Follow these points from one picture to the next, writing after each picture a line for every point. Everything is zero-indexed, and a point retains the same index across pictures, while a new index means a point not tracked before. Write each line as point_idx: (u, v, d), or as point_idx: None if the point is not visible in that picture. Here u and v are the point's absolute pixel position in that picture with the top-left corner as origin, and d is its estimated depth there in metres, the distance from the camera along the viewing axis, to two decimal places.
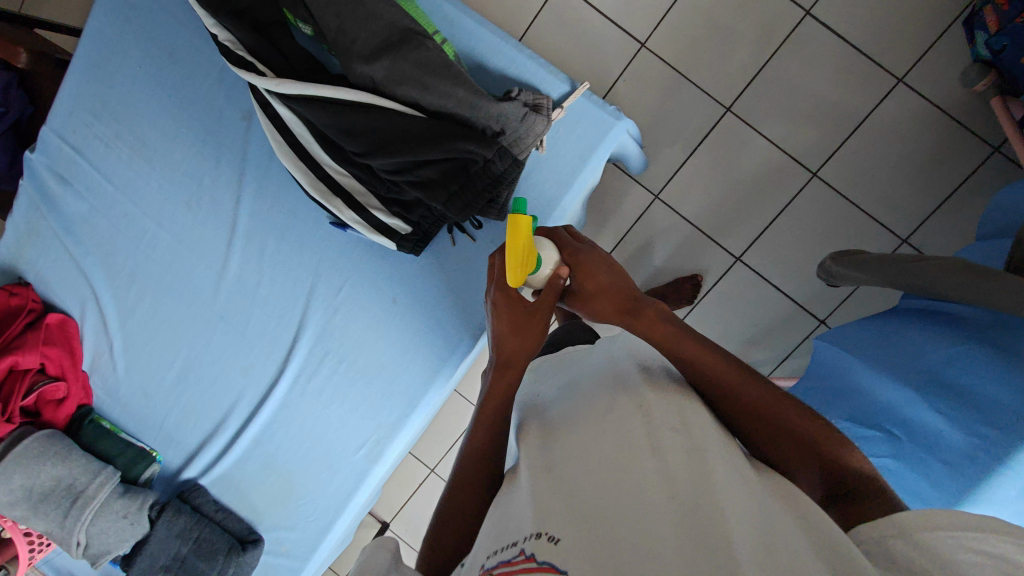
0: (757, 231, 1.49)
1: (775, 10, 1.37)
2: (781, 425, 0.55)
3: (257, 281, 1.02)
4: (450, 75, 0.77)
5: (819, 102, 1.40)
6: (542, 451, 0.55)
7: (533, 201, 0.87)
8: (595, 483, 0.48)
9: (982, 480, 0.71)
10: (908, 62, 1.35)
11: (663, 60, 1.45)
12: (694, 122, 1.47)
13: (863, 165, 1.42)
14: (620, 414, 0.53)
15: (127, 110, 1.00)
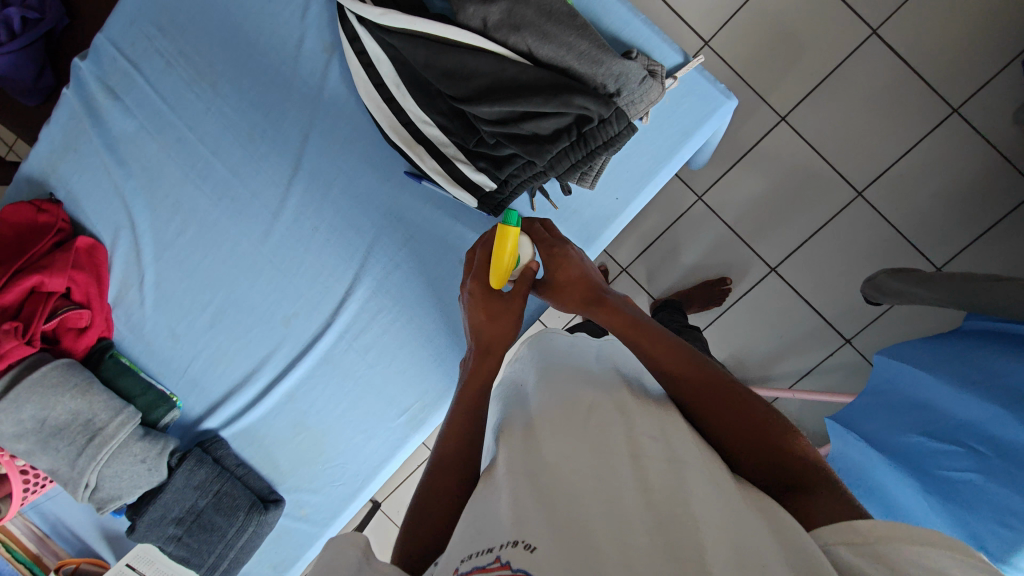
0: (795, 244, 1.46)
1: (844, 22, 1.34)
2: (730, 411, 0.55)
3: (315, 226, 0.96)
4: (573, 25, 0.74)
5: (877, 121, 1.38)
6: (516, 447, 0.53)
7: (627, 172, 0.85)
8: (567, 486, 0.47)
9: None
10: (967, 92, 1.33)
11: (726, 58, 1.41)
12: (748, 125, 1.43)
13: (910, 189, 1.39)
14: (600, 417, 0.52)
15: (196, 27, 0.93)
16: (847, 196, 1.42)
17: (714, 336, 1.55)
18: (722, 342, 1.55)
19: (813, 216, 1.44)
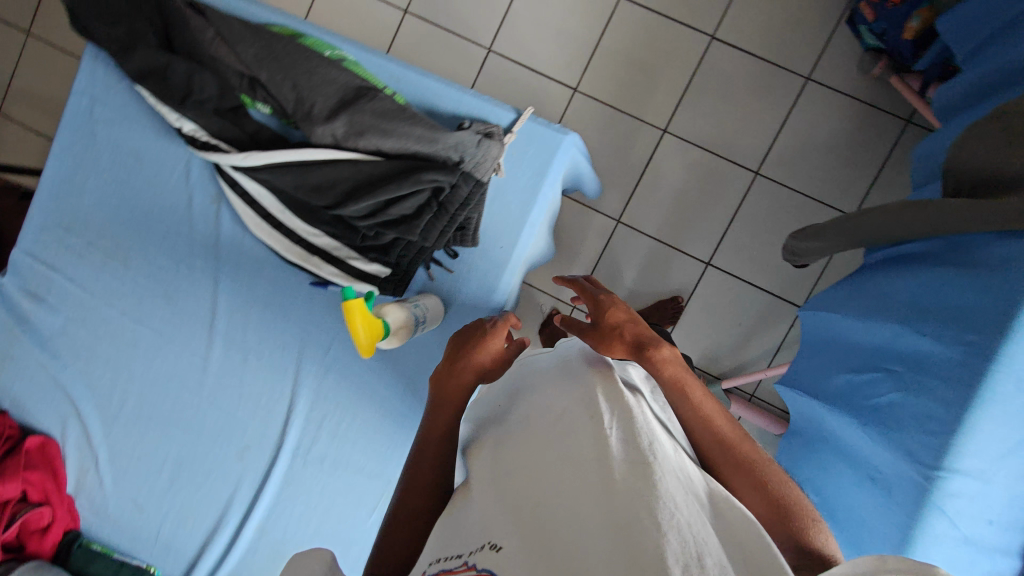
0: (718, 236, 1.54)
1: (684, 39, 1.50)
2: (757, 484, 0.59)
3: (244, 357, 1.01)
4: (404, 116, 0.84)
5: (745, 109, 1.51)
6: (490, 464, 0.60)
7: (501, 223, 0.93)
8: (534, 494, 0.53)
9: (981, 388, 0.66)
10: (811, 62, 1.47)
11: (597, 97, 1.56)
12: (637, 146, 1.55)
13: (798, 156, 1.50)
14: (573, 430, 0.57)
15: (97, 217, 1.03)
16: (746, 179, 1.52)
17: (679, 342, 1.58)
18: (686, 346, 1.58)
19: (722, 206, 1.53)
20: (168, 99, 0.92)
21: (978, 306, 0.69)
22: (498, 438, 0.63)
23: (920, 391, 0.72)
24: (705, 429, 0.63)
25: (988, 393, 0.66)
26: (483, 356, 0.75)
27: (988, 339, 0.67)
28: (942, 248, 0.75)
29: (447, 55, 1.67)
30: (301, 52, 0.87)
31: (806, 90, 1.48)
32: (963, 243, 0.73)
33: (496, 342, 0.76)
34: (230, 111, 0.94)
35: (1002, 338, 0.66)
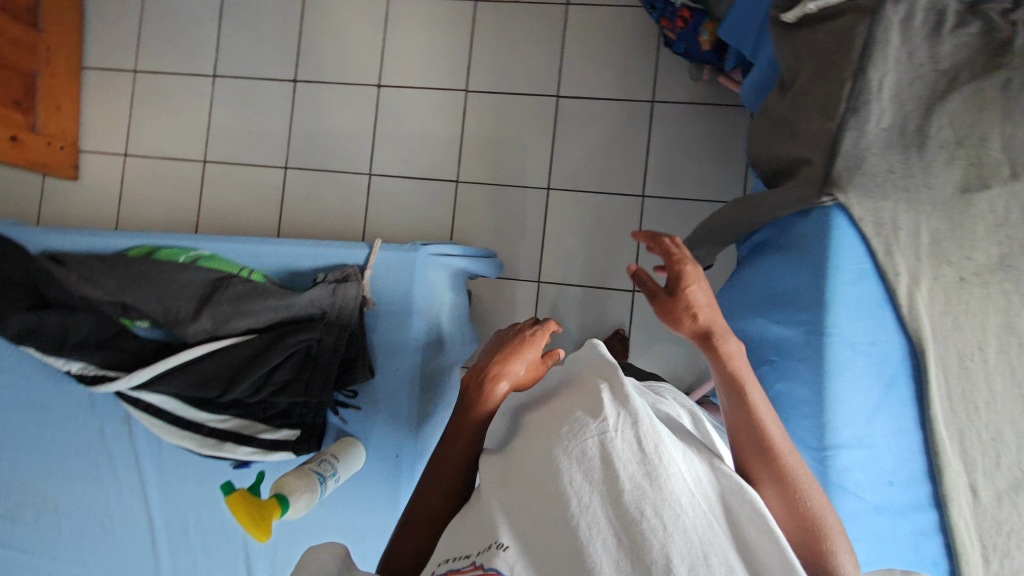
0: (638, 256, 1.46)
1: (530, 86, 1.49)
2: (795, 509, 0.53)
3: (192, 562, 1.01)
4: (262, 293, 0.92)
5: (614, 127, 1.46)
6: (506, 458, 0.56)
7: (389, 347, 0.98)
8: (546, 487, 0.49)
9: (828, 360, 0.67)
10: (655, 64, 1.46)
11: (469, 167, 1.51)
12: (525, 200, 1.49)
13: (683, 153, 1.45)
14: (572, 426, 0.53)
15: (21, 476, 1.05)
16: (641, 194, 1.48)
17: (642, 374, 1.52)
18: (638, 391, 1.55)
19: (631, 233, 1.46)
20: (49, 350, 0.97)
21: (804, 284, 0.70)
22: (534, 428, 0.58)
23: (789, 377, 0.70)
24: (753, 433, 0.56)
25: (834, 363, 0.66)
26: (517, 367, 0.62)
27: (817, 314, 0.68)
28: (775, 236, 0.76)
29: (305, 179, 1.55)
30: (157, 269, 0.94)
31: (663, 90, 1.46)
32: (787, 226, 0.75)
33: (531, 352, 0.64)
34: (110, 339, 0.99)
35: (828, 310, 0.67)
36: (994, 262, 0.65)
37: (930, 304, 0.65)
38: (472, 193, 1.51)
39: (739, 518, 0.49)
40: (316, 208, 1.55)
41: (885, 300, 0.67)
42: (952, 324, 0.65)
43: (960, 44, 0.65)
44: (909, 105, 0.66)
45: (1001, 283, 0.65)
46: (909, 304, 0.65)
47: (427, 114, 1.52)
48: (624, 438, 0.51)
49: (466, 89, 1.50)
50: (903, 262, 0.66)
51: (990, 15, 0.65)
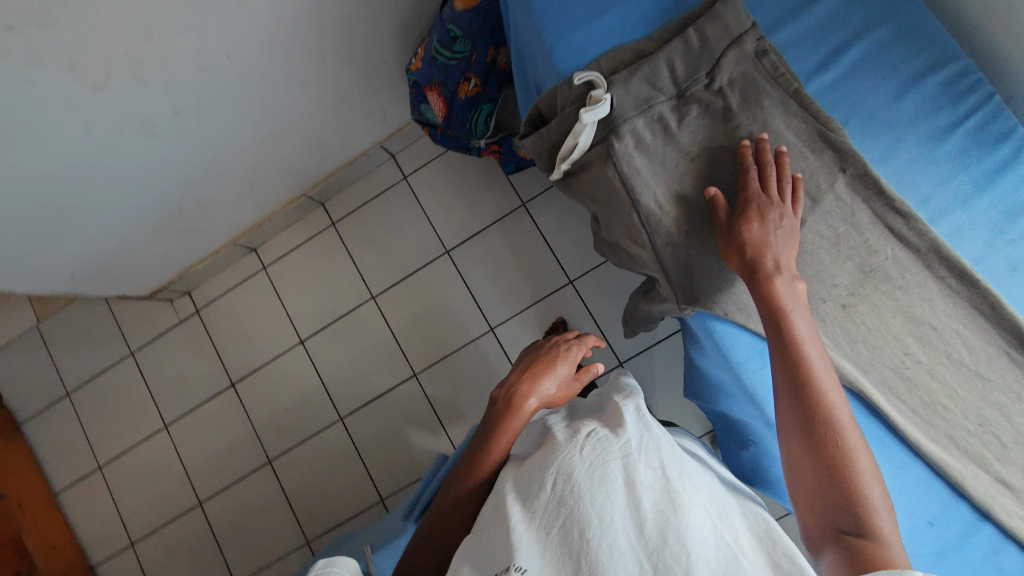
0: (606, 345, 1.42)
1: (423, 265, 1.54)
2: (837, 472, 0.53)
3: None
4: None
5: (512, 253, 1.50)
6: (525, 484, 0.57)
7: None
8: (568, 514, 0.51)
9: None
10: (511, 186, 1.54)
11: (416, 363, 1.49)
12: (479, 359, 1.47)
13: (580, 238, 1.48)
14: (601, 450, 0.56)
15: None
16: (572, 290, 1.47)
17: None
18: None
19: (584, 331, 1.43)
20: None
21: None
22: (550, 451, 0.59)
23: None
24: (805, 378, 0.57)
25: None
26: (547, 383, 0.74)
27: None
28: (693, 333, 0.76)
29: (285, 463, 1.50)
30: None
31: (530, 201, 1.52)
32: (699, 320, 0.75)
33: (561, 368, 0.76)
34: None
35: None
36: (855, 267, 0.66)
37: (833, 343, 0.65)
38: (431, 382, 1.48)
39: (771, 549, 0.50)
40: (303, 487, 1.47)
41: None
42: (864, 346, 0.65)
43: (693, 133, 0.69)
44: (689, 204, 0.70)
45: (876, 283, 0.65)
46: None
47: (353, 342, 1.53)
48: (644, 469, 0.54)
49: (374, 298, 1.54)
50: None
51: (700, 96, 0.69)
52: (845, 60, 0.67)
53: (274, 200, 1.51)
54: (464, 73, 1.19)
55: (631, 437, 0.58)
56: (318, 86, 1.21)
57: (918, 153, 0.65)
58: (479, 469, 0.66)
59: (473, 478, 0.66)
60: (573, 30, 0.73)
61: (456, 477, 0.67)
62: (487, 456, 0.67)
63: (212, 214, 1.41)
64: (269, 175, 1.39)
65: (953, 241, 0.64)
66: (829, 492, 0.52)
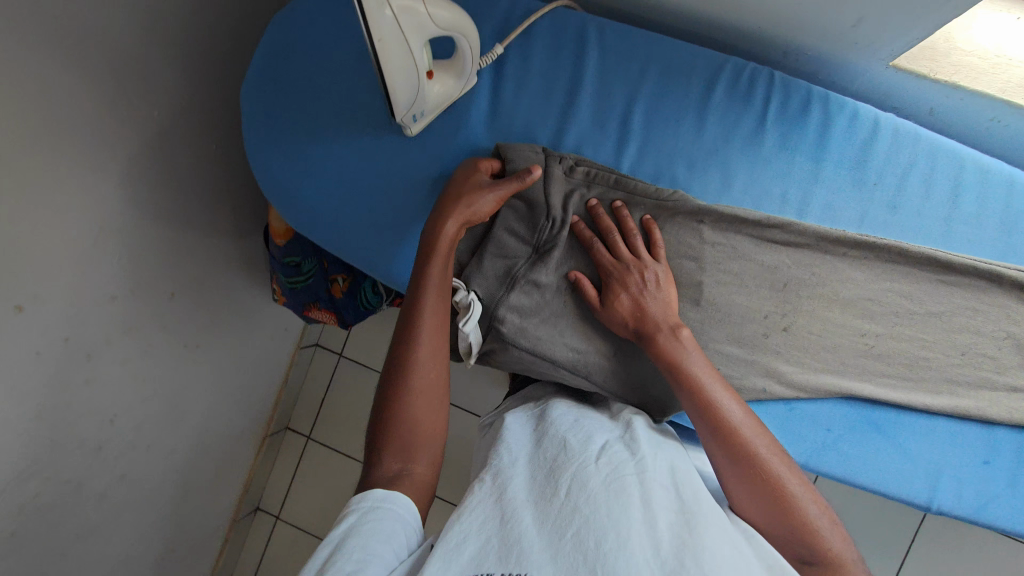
0: None
1: None
2: (786, 517, 0.51)
3: None
4: None
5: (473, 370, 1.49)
6: (538, 477, 0.53)
7: None
8: (582, 526, 0.46)
9: (840, 474, 0.64)
10: None
11: None
12: None
13: None
14: (621, 467, 0.52)
15: None
16: None
17: None
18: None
19: None
20: None
21: None
22: (557, 446, 0.56)
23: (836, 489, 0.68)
24: (724, 428, 0.55)
25: (845, 470, 0.63)
26: (478, 208, 0.64)
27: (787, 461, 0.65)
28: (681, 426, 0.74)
29: None
30: None
31: None
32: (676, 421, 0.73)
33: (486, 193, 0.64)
34: None
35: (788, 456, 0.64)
36: (773, 292, 0.65)
37: (803, 366, 0.64)
38: None
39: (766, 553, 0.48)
40: None
41: (785, 401, 0.65)
42: (830, 351, 0.64)
43: (561, 271, 0.69)
44: (600, 331, 0.68)
45: (796, 293, 0.64)
46: (798, 389, 0.64)
47: None
48: (662, 487, 0.51)
49: None
50: (752, 375, 0.64)
51: (549, 237, 0.68)
52: (635, 128, 0.67)
53: (245, 456, 1.56)
54: (327, 275, 1.11)
55: (646, 453, 0.55)
56: (210, 355, 1.26)
57: (750, 164, 0.65)
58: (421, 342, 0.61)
59: (421, 343, 0.61)
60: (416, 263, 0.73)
61: (399, 341, 0.62)
62: (431, 320, 0.62)
63: (195, 511, 1.41)
64: (224, 442, 1.44)
65: (831, 217, 0.64)
66: (786, 537, 0.51)
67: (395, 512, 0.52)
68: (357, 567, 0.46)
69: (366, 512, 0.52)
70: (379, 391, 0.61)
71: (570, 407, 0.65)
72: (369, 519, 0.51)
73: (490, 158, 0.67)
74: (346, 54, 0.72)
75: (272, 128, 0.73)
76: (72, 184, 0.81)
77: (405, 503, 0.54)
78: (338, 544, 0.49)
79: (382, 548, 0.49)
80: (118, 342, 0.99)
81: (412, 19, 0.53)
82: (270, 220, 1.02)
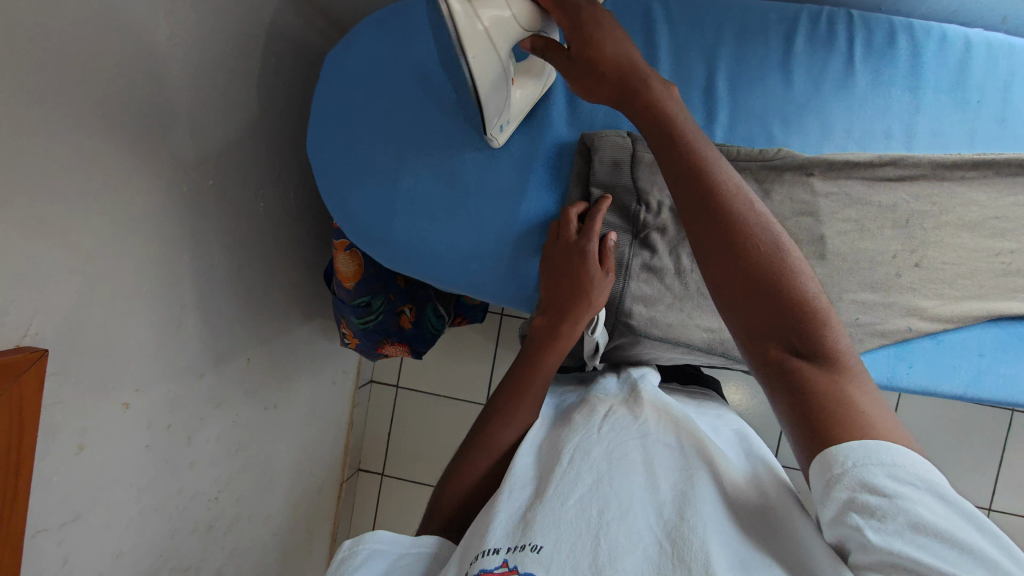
0: None
1: None
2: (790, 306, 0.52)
3: None
4: None
5: None
6: (544, 457, 0.60)
7: None
8: (581, 493, 0.53)
9: (1000, 395, 0.64)
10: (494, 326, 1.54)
11: None
12: None
13: None
14: (616, 438, 0.59)
15: None
16: None
17: None
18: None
19: None
20: None
21: (910, 390, 0.66)
22: (563, 428, 0.64)
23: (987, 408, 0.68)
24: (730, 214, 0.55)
25: (1004, 390, 0.64)
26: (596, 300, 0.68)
27: (944, 394, 0.65)
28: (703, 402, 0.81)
29: None
30: None
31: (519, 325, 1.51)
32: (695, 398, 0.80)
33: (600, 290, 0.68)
34: None
35: (947, 390, 0.64)
36: (897, 229, 0.64)
37: (943, 297, 0.64)
38: None
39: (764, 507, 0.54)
40: None
41: (931, 334, 0.64)
42: (967, 277, 0.64)
43: (671, 253, 0.70)
44: None
45: (921, 226, 0.64)
46: (942, 321, 0.63)
47: None
48: (664, 453, 0.57)
49: None
50: (897, 316, 0.64)
51: (653, 224, 0.70)
52: (721, 92, 0.65)
53: (329, 503, 1.54)
54: (395, 309, 1.09)
55: (649, 421, 0.62)
56: (287, 412, 1.24)
57: (846, 107, 0.64)
58: (518, 412, 0.68)
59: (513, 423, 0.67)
60: (522, 280, 0.74)
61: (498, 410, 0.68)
62: (527, 400, 0.68)
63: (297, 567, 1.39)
64: (310, 496, 1.42)
65: (939, 143, 0.64)
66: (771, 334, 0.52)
67: (425, 557, 0.58)
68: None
69: (397, 556, 0.58)
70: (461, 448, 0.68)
71: (577, 393, 0.74)
72: (399, 559, 0.58)
73: (607, 204, 0.68)
74: (414, 77, 0.72)
75: (348, 165, 0.73)
76: (152, 269, 0.79)
77: (438, 544, 0.60)
78: None
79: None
80: (211, 418, 0.96)
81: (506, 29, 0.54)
82: (336, 265, 0.98)
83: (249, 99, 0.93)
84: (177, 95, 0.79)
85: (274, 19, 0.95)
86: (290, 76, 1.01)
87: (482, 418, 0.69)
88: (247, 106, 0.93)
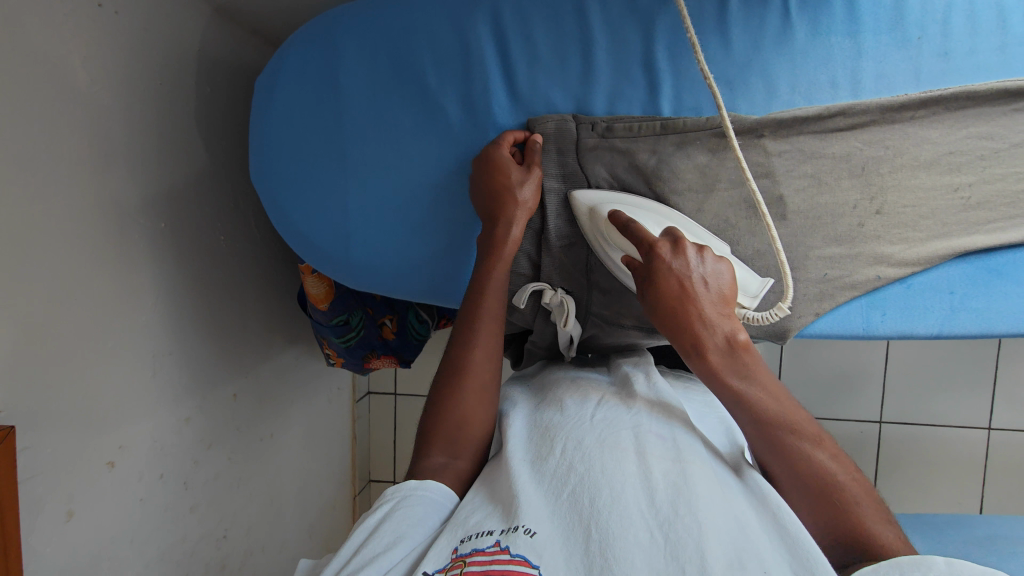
0: None
1: None
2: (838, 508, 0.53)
3: None
4: None
5: None
6: (535, 441, 0.61)
7: None
8: (574, 482, 0.54)
9: (976, 330, 0.64)
10: None
11: None
12: None
13: None
14: (609, 422, 0.60)
15: None
16: None
17: None
18: (863, 345, 1.38)
19: None
20: None
21: (887, 337, 0.66)
22: (554, 413, 0.64)
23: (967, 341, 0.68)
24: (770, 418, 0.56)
25: (979, 325, 0.64)
26: (527, 193, 0.67)
27: (922, 336, 0.65)
28: (686, 377, 0.82)
29: None
30: None
31: None
32: (678, 375, 0.82)
33: (528, 185, 0.67)
34: None
35: (923, 332, 0.64)
36: (853, 178, 0.64)
37: (908, 240, 0.64)
38: None
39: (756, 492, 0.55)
40: None
41: (901, 280, 0.64)
42: (930, 217, 0.64)
43: None
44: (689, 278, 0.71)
45: (877, 172, 0.64)
46: (910, 264, 0.63)
47: None
48: (655, 437, 0.57)
49: None
50: (865, 264, 0.64)
51: None
52: (662, 67, 0.66)
53: (345, 519, 1.54)
54: (376, 322, 1.08)
55: (641, 411, 0.62)
56: (284, 438, 1.23)
57: (790, 62, 0.63)
58: (479, 329, 0.68)
59: (476, 344, 0.68)
60: None
61: (459, 335, 0.69)
62: (482, 327, 0.68)
63: None
64: (324, 515, 1.42)
65: (886, 85, 0.63)
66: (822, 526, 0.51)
67: (425, 498, 0.58)
68: (387, 547, 0.53)
69: (400, 499, 0.58)
70: (437, 380, 0.68)
71: (568, 370, 0.74)
72: (402, 506, 0.58)
73: (518, 133, 0.68)
74: (347, 89, 0.69)
75: (295, 190, 0.72)
76: (114, 322, 0.77)
77: (438, 489, 0.60)
78: (371, 527, 0.56)
79: (411, 531, 0.55)
80: (205, 460, 0.95)
81: (594, 220, 0.67)
82: (306, 288, 0.96)
83: (187, 133, 0.89)
84: (109, 141, 0.76)
85: (200, 45, 0.91)
86: (228, 102, 0.97)
87: (449, 343, 0.70)
88: (188, 141, 0.89)
